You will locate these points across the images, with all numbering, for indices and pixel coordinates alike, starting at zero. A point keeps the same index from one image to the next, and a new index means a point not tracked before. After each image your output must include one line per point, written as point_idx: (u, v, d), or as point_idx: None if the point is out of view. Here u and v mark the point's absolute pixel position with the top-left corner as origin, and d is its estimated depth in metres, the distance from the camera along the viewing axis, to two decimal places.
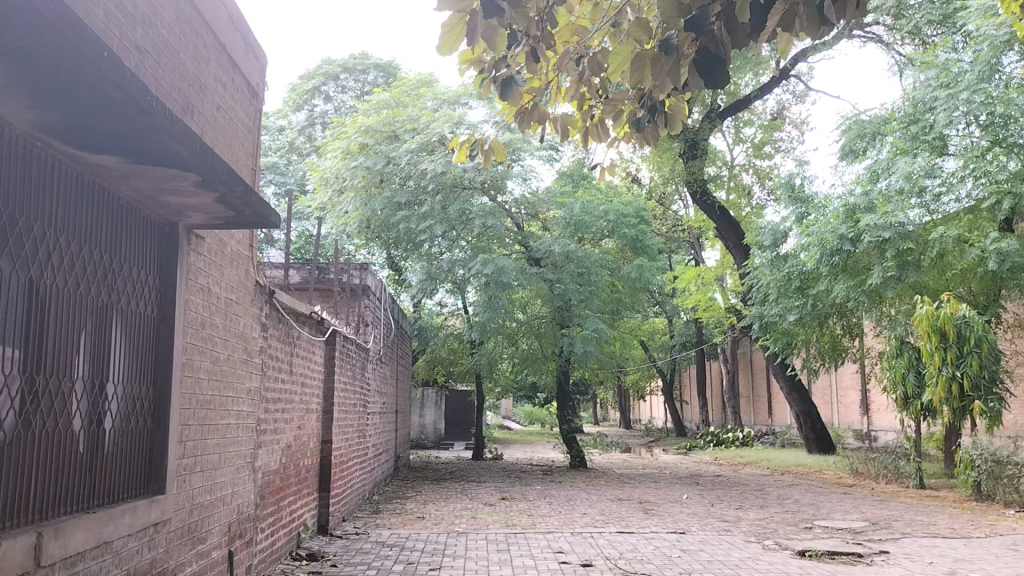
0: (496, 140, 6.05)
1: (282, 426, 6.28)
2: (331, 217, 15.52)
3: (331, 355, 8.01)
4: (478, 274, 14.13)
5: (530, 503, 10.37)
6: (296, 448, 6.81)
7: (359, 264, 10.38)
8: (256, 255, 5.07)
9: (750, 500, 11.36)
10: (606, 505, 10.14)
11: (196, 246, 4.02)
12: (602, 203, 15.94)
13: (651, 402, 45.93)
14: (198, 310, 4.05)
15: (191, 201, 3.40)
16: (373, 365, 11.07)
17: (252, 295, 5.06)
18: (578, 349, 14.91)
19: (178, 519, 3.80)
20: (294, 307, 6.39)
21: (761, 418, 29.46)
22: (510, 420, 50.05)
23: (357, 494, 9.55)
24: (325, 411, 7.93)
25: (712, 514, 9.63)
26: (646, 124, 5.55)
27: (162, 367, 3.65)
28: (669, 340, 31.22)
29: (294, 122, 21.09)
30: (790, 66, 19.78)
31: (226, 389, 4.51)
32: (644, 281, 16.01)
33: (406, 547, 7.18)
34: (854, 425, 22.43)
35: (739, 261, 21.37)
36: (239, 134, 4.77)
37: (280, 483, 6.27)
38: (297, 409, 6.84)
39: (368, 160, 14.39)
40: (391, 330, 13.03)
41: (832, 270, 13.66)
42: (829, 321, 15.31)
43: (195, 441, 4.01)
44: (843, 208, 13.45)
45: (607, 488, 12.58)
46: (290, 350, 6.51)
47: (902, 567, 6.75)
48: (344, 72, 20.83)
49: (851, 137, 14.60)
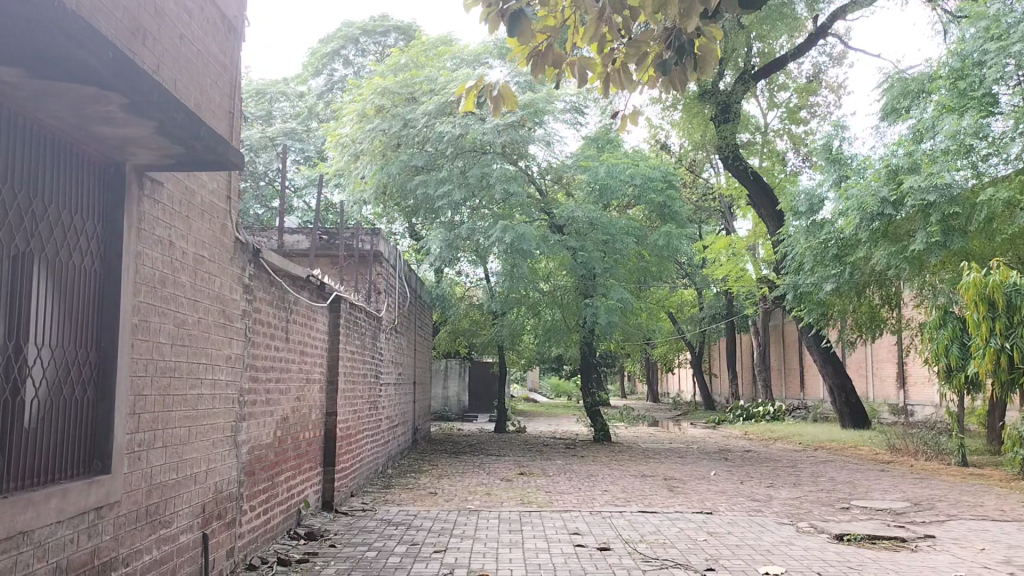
0: (507, 86, 5.48)
1: (276, 398, 5.83)
2: (348, 183, 15.08)
3: (336, 322, 7.56)
4: (498, 241, 13.57)
5: (550, 479, 9.90)
6: (294, 421, 6.36)
7: (369, 230, 10.01)
8: (235, 208, 4.59)
9: (781, 477, 10.80)
10: (630, 482, 9.63)
11: (151, 191, 3.52)
12: (628, 166, 15.18)
13: (680, 376, 45.38)
14: (156, 265, 3.57)
15: (127, 133, 2.90)
16: (386, 336, 10.65)
17: (231, 252, 4.57)
18: (602, 319, 14.39)
19: (131, 502, 3.35)
20: (289, 270, 5.96)
21: (793, 391, 28.79)
22: (537, 392, 49.74)
23: (367, 468, 9.15)
24: (329, 382, 7.48)
25: (741, 492, 9.10)
26: (672, 68, 5.00)
27: (105, 329, 3.18)
28: (698, 312, 30.57)
29: (312, 87, 20.65)
30: (827, 25, 18.93)
31: (197, 356, 4.03)
32: (672, 249, 15.31)
33: (413, 526, 6.72)
34: (890, 399, 21.73)
35: (773, 229, 20.63)
36: (209, 74, 4.23)
37: (275, 458, 5.84)
38: (295, 380, 6.39)
39: (383, 124, 13.89)
40: (407, 299, 12.60)
41: (872, 236, 12.94)
42: (867, 290, 14.62)
43: (154, 414, 3.55)
44: (885, 169, 12.69)
45: (632, 463, 12.07)
46: (286, 315, 6.07)
47: (951, 554, 6.16)
48: (363, 35, 20.50)
49: (894, 96, 13.98)
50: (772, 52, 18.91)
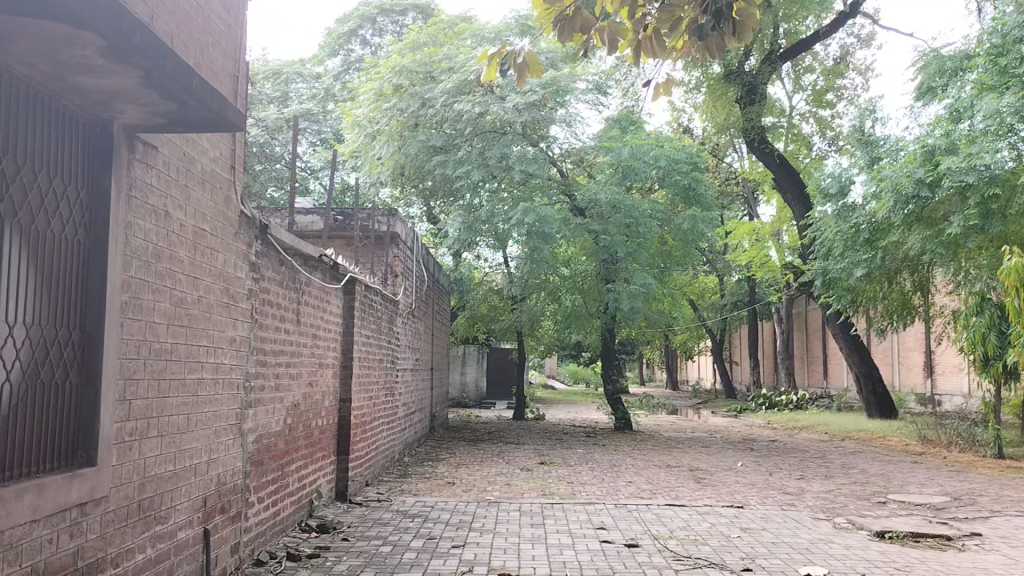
0: (533, 54, 5.12)
1: (286, 384, 5.52)
2: (365, 165, 14.75)
3: (351, 304, 7.24)
4: (519, 224, 13.22)
5: (571, 469, 9.57)
6: (306, 407, 6.06)
7: (386, 211, 9.67)
8: (240, 180, 4.26)
9: (812, 469, 10.40)
10: (654, 473, 9.28)
11: (142, 155, 3.20)
12: (652, 147, 14.71)
13: (699, 362, 44.94)
14: (149, 238, 3.25)
15: (111, 84, 2.58)
16: (403, 320, 10.33)
17: (236, 227, 4.24)
18: (625, 305, 14.00)
19: (121, 497, 3.05)
20: (301, 249, 5.64)
21: (816, 380, 28.31)
22: (555, 378, 49.49)
23: (383, 456, 8.85)
24: (343, 367, 7.17)
25: (771, 485, 8.72)
26: (710, 33, 4.64)
27: (90, 307, 2.87)
28: (720, 299, 30.09)
29: (329, 68, 20.34)
30: (856, 4, 18.34)
31: (197, 339, 3.72)
32: (697, 234, 14.86)
33: (430, 519, 6.41)
34: (917, 389, 21.21)
35: (799, 214, 20.12)
36: (210, 30, 3.89)
37: (285, 446, 5.55)
38: (307, 364, 6.09)
39: (401, 103, 13.53)
40: (424, 283, 12.27)
41: (906, 220, 12.45)
42: (899, 276, 14.12)
43: (148, 400, 3.25)
44: (922, 150, 12.15)
45: (655, 453, 11.71)
46: (297, 296, 5.76)
47: (1003, 554, 5.77)
48: (380, 15, 20.17)
49: (929, 75, 13.45)
50: (799, 32, 18.40)
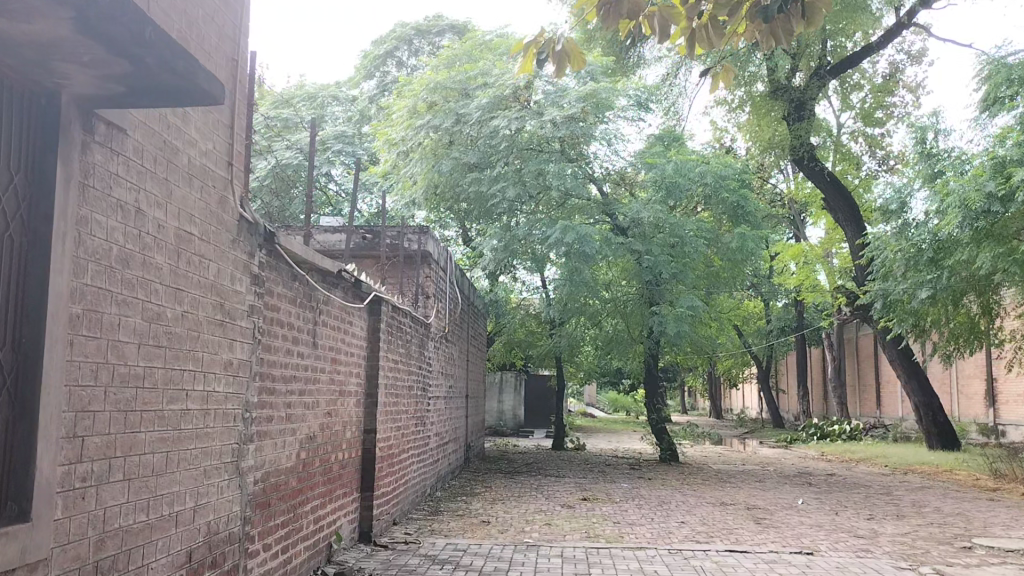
0: (575, 42, 4.44)
1: (300, 414, 4.92)
2: (397, 184, 14.25)
3: (376, 327, 6.64)
4: (558, 244, 12.59)
5: (617, 506, 8.84)
6: (324, 441, 5.45)
7: (417, 228, 9.08)
8: (237, 181, 3.68)
9: (879, 507, 9.53)
10: (708, 512, 8.50)
11: (104, 138, 2.63)
12: (698, 164, 14.02)
13: (745, 390, 43.78)
14: (112, 238, 2.68)
15: (38, 32, 2.01)
16: (436, 344, 9.74)
17: (234, 233, 3.66)
18: (670, 329, 13.29)
19: (68, 559, 2.46)
20: (318, 264, 5.07)
21: (869, 408, 27.14)
22: (594, 406, 48.64)
23: (413, 491, 8.21)
24: (368, 395, 6.57)
25: (838, 526, 7.89)
26: (775, 16, 3.96)
27: (28, 320, 2.29)
28: (766, 325, 29.10)
29: (364, 90, 20.04)
30: (908, 16, 17.55)
31: (180, 362, 3.14)
32: (746, 253, 14.05)
33: (461, 566, 5.73)
34: (979, 418, 20.05)
35: (852, 236, 19.20)
36: (201, 4, 3.35)
37: (298, 485, 4.94)
38: (325, 392, 5.48)
39: (435, 119, 12.99)
40: (459, 306, 11.67)
41: (973, 238, 11.57)
42: (965, 298, 13.19)
43: (109, 437, 2.67)
44: (990, 162, 11.27)
45: (706, 488, 10.90)
46: (312, 316, 5.16)
47: None
48: (417, 35, 19.91)
49: (996, 84, 12.60)
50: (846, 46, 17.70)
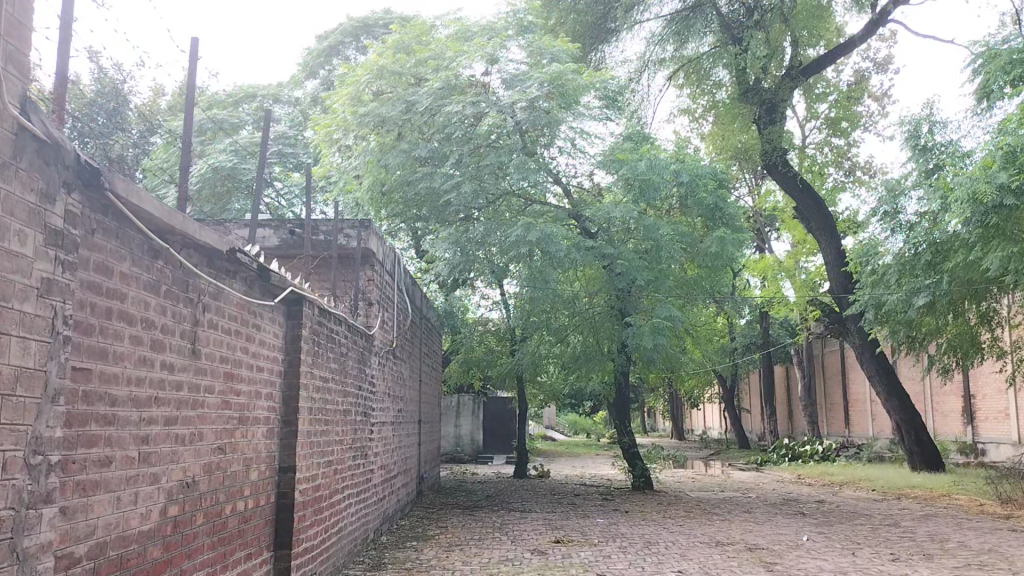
0: None
1: (168, 454, 3.42)
2: (341, 184, 12.75)
3: (295, 335, 5.15)
4: (518, 243, 11.19)
5: (598, 550, 7.41)
6: (213, 487, 3.95)
7: (356, 223, 7.59)
8: (9, 73, 2.21)
9: (896, 543, 8.22)
10: (707, 557, 7.11)
11: None
12: (670, 160, 12.77)
13: (707, 411, 42.66)
14: None
15: None
16: (380, 360, 8.22)
17: (7, 156, 2.20)
18: (645, 342, 11.97)
19: None
20: (198, 240, 3.59)
21: (837, 427, 26.16)
22: (555, 429, 47.19)
23: (350, 540, 6.68)
24: (284, 423, 5.06)
25: (864, 573, 6.54)
26: None
27: None
28: (731, 342, 28.06)
29: (306, 89, 18.52)
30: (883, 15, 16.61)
31: None
32: (725, 258, 12.77)
33: None
34: (957, 437, 19.09)
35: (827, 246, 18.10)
36: None
37: (167, 555, 3.43)
38: (216, 419, 3.99)
39: (380, 108, 11.56)
40: (409, 317, 10.16)
41: (982, 236, 10.43)
42: (964, 304, 12.08)
43: None
44: (999, 151, 10.06)
45: (694, 523, 9.50)
46: (189, 312, 3.67)
47: None
48: (362, 31, 18.52)
49: (995, 70, 11.52)
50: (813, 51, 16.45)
